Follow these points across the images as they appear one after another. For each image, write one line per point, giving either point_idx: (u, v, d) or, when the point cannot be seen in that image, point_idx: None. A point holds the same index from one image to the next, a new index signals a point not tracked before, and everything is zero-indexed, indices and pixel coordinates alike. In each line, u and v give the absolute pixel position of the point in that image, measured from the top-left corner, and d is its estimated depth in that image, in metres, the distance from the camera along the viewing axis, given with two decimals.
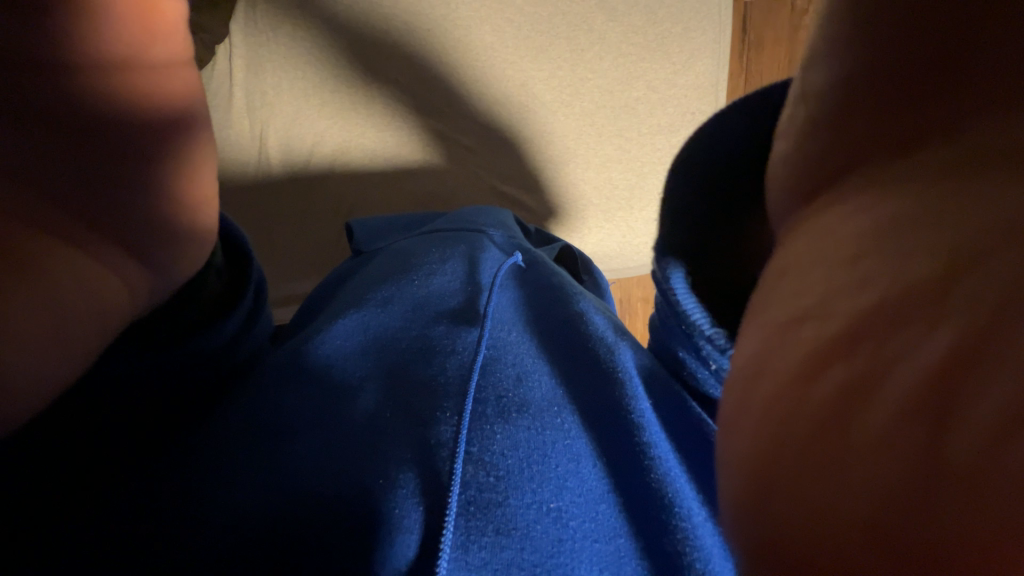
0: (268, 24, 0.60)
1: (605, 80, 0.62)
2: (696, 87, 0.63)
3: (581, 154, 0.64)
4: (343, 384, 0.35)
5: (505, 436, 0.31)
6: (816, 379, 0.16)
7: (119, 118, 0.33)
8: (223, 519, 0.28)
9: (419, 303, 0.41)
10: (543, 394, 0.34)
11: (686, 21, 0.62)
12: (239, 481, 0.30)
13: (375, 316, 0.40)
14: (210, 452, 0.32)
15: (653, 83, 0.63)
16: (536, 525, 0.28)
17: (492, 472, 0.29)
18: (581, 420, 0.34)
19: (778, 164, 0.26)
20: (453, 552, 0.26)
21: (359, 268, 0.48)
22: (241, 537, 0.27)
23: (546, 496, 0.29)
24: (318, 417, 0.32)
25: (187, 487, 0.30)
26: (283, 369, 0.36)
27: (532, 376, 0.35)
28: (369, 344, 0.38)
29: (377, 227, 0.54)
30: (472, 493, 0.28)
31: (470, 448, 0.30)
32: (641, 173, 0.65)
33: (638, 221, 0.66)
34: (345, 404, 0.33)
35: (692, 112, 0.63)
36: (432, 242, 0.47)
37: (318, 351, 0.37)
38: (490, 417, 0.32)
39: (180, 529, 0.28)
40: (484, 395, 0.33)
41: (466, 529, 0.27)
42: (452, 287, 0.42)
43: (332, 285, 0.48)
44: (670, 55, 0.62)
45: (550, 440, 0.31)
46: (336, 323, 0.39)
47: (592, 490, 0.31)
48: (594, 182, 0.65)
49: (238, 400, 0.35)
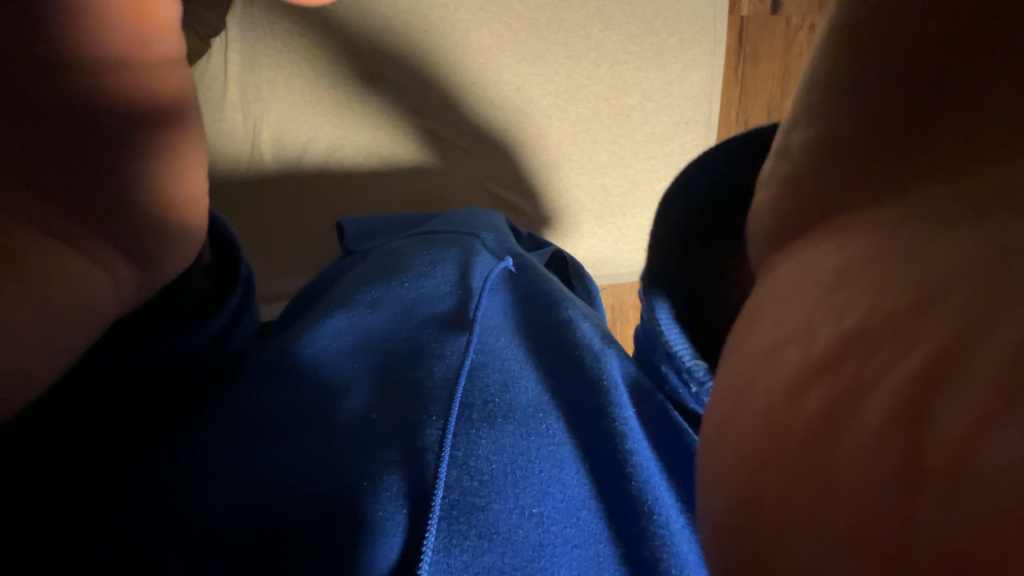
0: (264, 20, 0.59)
1: (602, 87, 0.63)
2: (690, 97, 0.64)
3: (576, 160, 0.64)
4: (328, 385, 0.34)
5: (490, 441, 0.31)
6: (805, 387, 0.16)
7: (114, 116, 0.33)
8: (196, 519, 0.27)
9: (407, 306, 0.40)
10: (530, 400, 0.34)
11: (682, 32, 0.63)
12: (215, 481, 0.29)
13: (363, 317, 0.39)
14: (186, 451, 0.31)
15: (648, 92, 0.63)
16: (519, 530, 0.28)
17: (476, 476, 0.29)
18: (567, 425, 0.34)
19: (774, 184, 0.26)
20: (434, 556, 0.26)
21: (349, 268, 0.47)
22: (215, 537, 0.26)
23: (529, 502, 0.29)
24: (301, 418, 0.32)
25: (159, 487, 0.29)
26: (265, 369, 0.35)
27: (519, 381, 0.35)
28: (356, 345, 0.37)
29: (369, 226, 0.53)
30: (455, 497, 0.28)
31: (455, 452, 0.30)
32: (635, 180, 0.65)
33: (631, 228, 0.66)
34: (329, 405, 0.32)
35: (685, 120, 0.64)
36: (423, 244, 0.47)
37: (304, 350, 0.36)
38: (477, 421, 0.31)
39: (147, 526, 0.27)
40: (471, 398, 0.33)
41: (449, 532, 0.27)
42: (443, 290, 0.41)
43: (320, 284, 0.48)
44: (665, 65, 0.63)
45: (535, 445, 0.31)
46: (324, 323, 0.38)
47: (574, 496, 0.30)
48: (588, 188, 0.65)
49: (218, 399, 0.35)
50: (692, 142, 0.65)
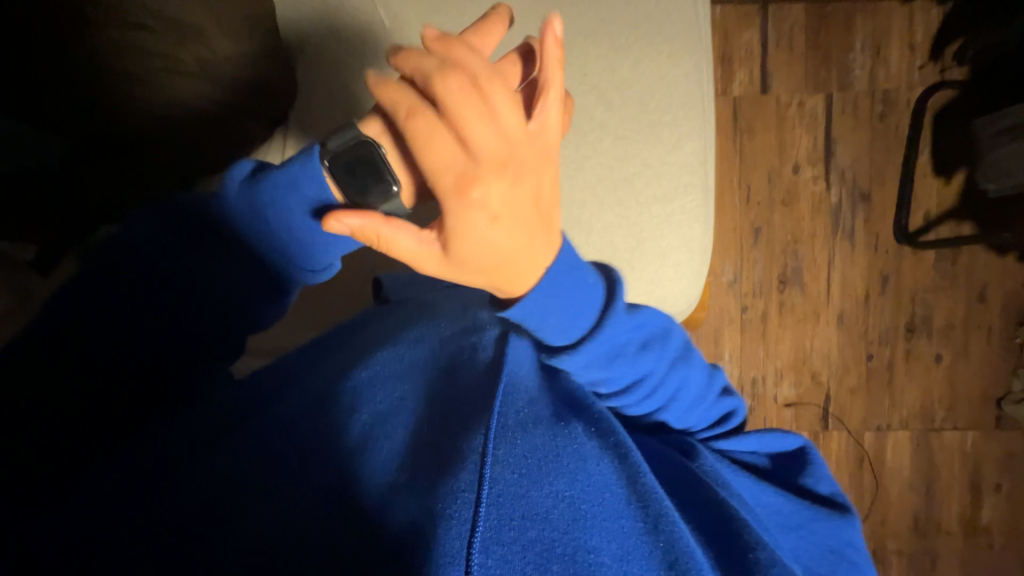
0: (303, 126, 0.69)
1: (605, 158, 0.68)
2: (687, 164, 0.69)
3: (585, 222, 0.68)
4: (378, 405, 0.37)
5: (525, 441, 0.36)
6: (461, 181, 0.34)
7: (275, 219, 0.43)
8: (263, 521, 0.31)
9: (442, 341, 0.44)
10: (552, 412, 0.41)
11: (674, 112, 0.69)
12: (271, 489, 0.32)
13: (405, 350, 0.42)
14: (232, 472, 0.33)
15: (648, 160, 0.68)
16: (555, 509, 0.34)
17: (516, 471, 0.34)
18: (585, 428, 0.41)
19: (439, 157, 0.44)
20: (485, 532, 0.31)
21: (383, 314, 0.51)
22: (282, 533, 0.30)
23: (562, 486, 0.35)
24: (349, 431, 0.35)
25: (217, 503, 0.31)
26: (305, 406, 0.37)
27: (539, 397, 0.41)
28: (397, 374, 0.40)
29: (405, 281, 0.57)
30: (500, 489, 0.33)
31: (497, 451, 0.35)
32: (641, 239, 0.69)
33: (637, 280, 0.69)
34: (378, 422, 0.36)
35: (684, 185, 0.69)
36: (448, 294, 0.52)
37: (351, 378, 0.39)
38: (512, 426, 0.37)
39: (211, 541, 0.30)
40: (506, 408, 0.38)
41: (498, 516, 0.32)
42: (471, 330, 0.45)
43: (348, 329, 0.49)
44: (662, 138, 0.69)
45: (561, 445, 0.38)
46: (370, 357, 0.41)
47: (599, 481, 0.37)
48: (598, 246, 0.68)
49: (259, 418, 0.37)
50: (692, 202, 0.69)
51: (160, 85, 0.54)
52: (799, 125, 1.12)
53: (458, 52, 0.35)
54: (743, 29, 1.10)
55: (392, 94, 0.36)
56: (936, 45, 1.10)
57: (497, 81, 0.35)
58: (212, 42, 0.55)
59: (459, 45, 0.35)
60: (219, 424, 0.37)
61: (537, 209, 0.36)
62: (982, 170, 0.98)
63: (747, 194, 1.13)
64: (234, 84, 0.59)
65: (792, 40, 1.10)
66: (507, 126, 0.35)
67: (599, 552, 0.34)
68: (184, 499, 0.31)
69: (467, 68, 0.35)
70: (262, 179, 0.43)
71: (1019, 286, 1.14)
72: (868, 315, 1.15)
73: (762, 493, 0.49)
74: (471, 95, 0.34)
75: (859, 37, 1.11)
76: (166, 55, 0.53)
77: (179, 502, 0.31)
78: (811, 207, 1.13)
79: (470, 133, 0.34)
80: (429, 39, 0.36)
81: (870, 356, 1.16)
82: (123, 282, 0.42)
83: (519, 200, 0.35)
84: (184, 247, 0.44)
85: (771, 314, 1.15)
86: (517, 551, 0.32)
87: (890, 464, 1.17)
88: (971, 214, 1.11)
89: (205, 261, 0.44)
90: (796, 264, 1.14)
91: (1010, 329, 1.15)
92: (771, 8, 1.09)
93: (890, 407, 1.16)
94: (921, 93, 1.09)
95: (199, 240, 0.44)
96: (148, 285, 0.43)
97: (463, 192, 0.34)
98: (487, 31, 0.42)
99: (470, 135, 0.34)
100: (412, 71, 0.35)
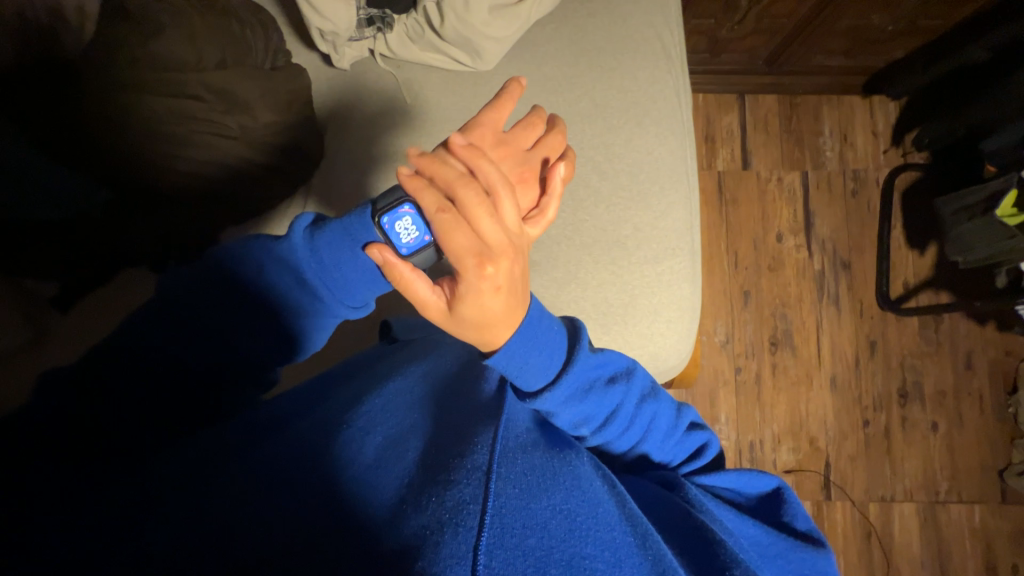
0: (325, 183, 0.74)
1: (599, 221, 0.74)
2: (676, 230, 0.75)
3: (581, 278, 0.72)
4: (388, 431, 0.39)
5: (525, 460, 0.38)
6: (478, 262, 0.38)
7: (330, 260, 0.46)
8: (272, 527, 0.31)
9: (444, 379, 0.47)
10: (547, 440, 0.42)
11: (663, 182, 0.76)
12: (279, 500, 0.32)
13: (405, 384, 0.45)
14: (235, 484, 0.33)
15: (639, 225, 0.74)
16: (553, 520, 0.34)
17: (516, 485, 0.35)
18: (577, 452, 0.42)
19: None
20: (489, 539, 0.32)
21: (388, 352, 0.53)
22: (291, 540, 0.30)
23: (559, 500, 0.36)
24: (360, 449, 0.37)
25: (217, 513, 0.31)
26: (316, 429, 0.38)
27: (532, 428, 0.43)
28: (404, 404, 0.42)
29: (414, 325, 0.60)
30: (502, 500, 0.34)
31: (500, 468, 0.36)
32: (633, 295, 0.73)
33: (632, 333, 0.72)
34: (388, 445, 0.38)
35: (672, 248, 0.74)
36: (444, 338, 0.55)
37: (363, 405, 0.41)
38: (513, 447, 0.38)
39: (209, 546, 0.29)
40: (507, 431, 0.40)
41: (501, 525, 0.32)
42: (467, 371, 0.49)
43: (351, 366, 0.51)
44: (651, 205, 0.75)
45: (557, 465, 0.39)
46: (382, 389, 0.43)
47: (592, 496, 0.38)
48: (593, 301, 0.72)
49: (271, 436, 0.37)
50: (680, 263, 0.74)
51: (199, 144, 0.60)
52: (779, 198, 1.21)
53: (481, 165, 0.40)
54: (723, 114, 1.24)
55: (421, 189, 0.40)
56: (895, 133, 1.23)
57: (510, 189, 0.40)
58: (254, 112, 0.63)
59: (482, 159, 0.40)
60: (222, 441, 0.37)
61: (525, 286, 0.41)
62: (950, 243, 1.05)
63: (735, 259, 1.20)
64: (269, 149, 0.66)
65: (767, 124, 1.24)
66: (510, 221, 0.40)
67: (593, 559, 0.34)
68: (183, 508, 0.31)
69: (485, 178, 0.40)
70: (321, 229, 0.46)
71: (1003, 355, 1.17)
72: (860, 379, 1.17)
73: (743, 526, 0.47)
74: (486, 198, 0.39)
75: (827, 125, 1.24)
76: (211, 120, 0.61)
77: (177, 511, 0.31)
78: (795, 272, 1.19)
79: (487, 227, 0.38)
80: (454, 148, 0.41)
81: (866, 422, 1.16)
82: (147, 313, 0.43)
83: (517, 279, 0.40)
84: (201, 281, 0.45)
85: (765, 375, 1.17)
86: (519, 556, 0.32)
87: (899, 539, 1.12)
88: (948, 284, 1.17)
89: (221, 296, 0.45)
90: (787, 326, 1.18)
91: (1000, 398, 1.16)
92: (747, 98, 1.24)
93: (892, 476, 1.14)
94: (887, 173, 1.20)
95: (209, 287, 0.45)
96: (165, 312, 0.43)
97: (479, 269, 0.37)
98: (502, 107, 0.50)
99: (484, 226, 0.38)
100: (438, 174, 0.40)
